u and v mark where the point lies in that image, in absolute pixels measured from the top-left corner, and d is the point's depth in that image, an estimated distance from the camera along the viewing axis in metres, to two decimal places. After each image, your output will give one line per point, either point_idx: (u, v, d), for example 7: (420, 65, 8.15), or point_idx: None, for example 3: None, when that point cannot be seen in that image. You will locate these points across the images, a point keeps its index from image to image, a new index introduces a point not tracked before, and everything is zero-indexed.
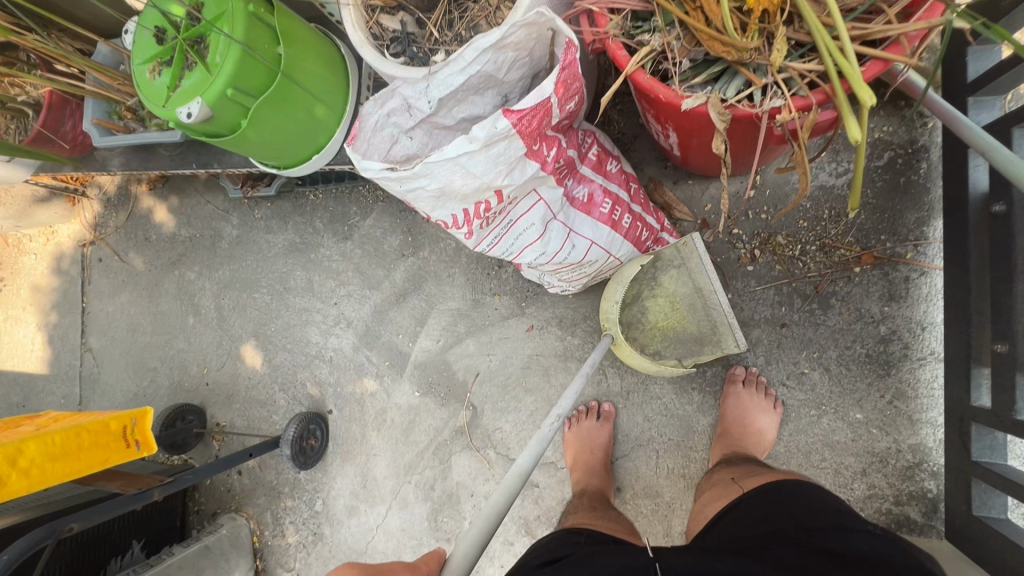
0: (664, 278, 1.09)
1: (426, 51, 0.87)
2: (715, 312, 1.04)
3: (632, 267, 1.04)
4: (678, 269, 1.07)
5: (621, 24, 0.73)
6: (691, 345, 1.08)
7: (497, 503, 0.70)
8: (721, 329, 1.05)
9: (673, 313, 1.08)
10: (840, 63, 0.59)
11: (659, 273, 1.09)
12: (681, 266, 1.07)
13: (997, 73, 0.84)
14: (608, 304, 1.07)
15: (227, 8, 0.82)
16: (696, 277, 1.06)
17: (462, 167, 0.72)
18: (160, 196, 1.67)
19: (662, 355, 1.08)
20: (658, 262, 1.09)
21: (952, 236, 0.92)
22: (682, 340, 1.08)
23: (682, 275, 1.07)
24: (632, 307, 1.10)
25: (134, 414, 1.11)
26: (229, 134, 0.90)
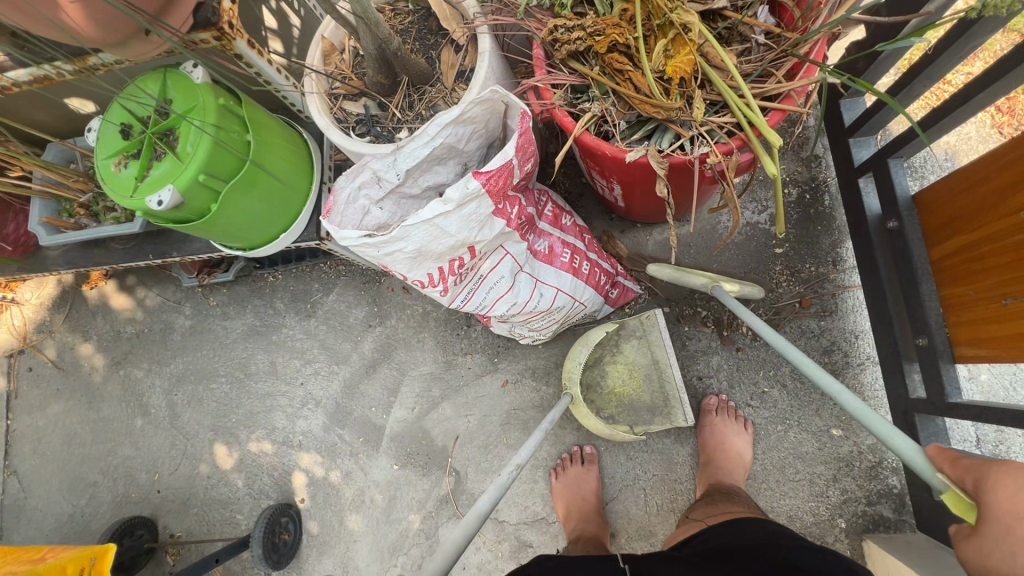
0: (625, 347, 1.18)
1: (391, 129, 0.95)
2: (668, 385, 1.11)
3: (598, 331, 1.12)
4: (639, 340, 1.16)
5: (564, 96, 0.86)
6: (644, 413, 1.14)
7: (484, 508, 0.73)
8: (671, 402, 1.10)
9: (629, 381, 1.16)
10: (747, 114, 0.71)
11: (623, 340, 1.18)
12: (643, 338, 1.16)
13: (866, 119, 1.03)
14: (570, 364, 1.11)
15: (197, 102, 0.87)
16: (654, 349, 1.13)
17: (437, 227, 0.78)
18: (103, 294, 1.60)
19: (616, 420, 1.15)
20: (621, 332, 1.18)
21: (863, 252, 1.07)
22: (636, 408, 1.15)
23: (642, 346, 1.16)
24: (594, 370, 1.19)
25: (94, 553, 1.01)
26: (198, 218, 0.92)
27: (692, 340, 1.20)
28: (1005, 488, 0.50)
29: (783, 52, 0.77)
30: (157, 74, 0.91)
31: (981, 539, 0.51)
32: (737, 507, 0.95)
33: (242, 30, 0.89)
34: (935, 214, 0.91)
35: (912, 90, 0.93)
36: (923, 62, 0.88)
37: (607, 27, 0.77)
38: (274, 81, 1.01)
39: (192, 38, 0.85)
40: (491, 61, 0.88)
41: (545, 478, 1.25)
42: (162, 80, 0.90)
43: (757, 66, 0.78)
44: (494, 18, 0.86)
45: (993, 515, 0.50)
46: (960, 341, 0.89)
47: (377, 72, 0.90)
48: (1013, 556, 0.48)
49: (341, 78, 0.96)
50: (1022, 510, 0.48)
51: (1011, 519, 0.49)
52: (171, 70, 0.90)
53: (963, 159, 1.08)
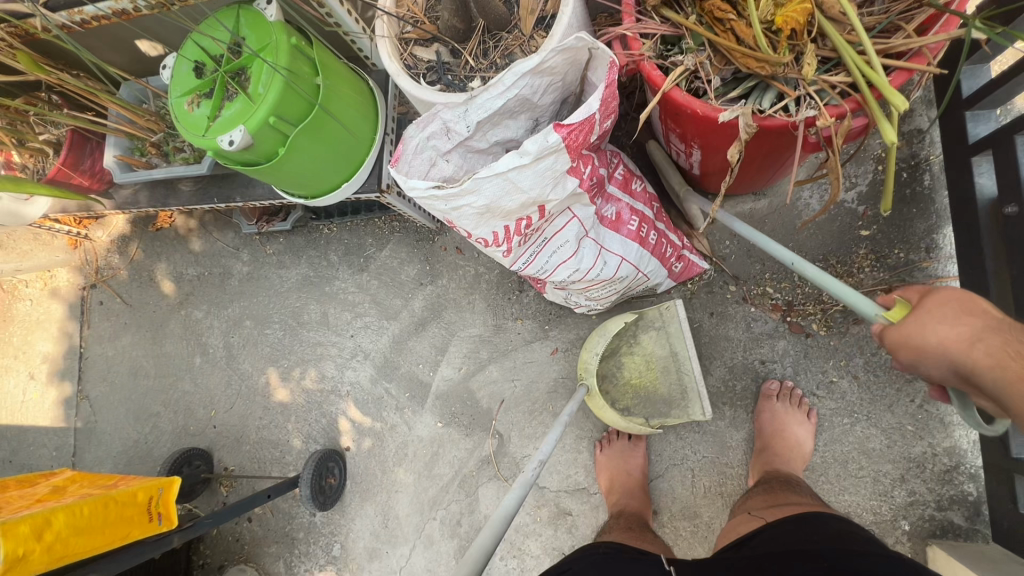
0: (643, 338, 1.15)
1: (462, 78, 0.91)
2: (688, 378, 1.09)
3: (615, 322, 1.07)
4: (658, 331, 1.13)
5: (653, 47, 0.79)
6: (659, 406, 1.12)
7: (508, 508, 0.72)
8: (690, 396, 1.09)
9: (646, 373, 1.14)
10: (869, 74, 0.64)
11: (641, 330, 1.14)
12: (661, 329, 1.13)
13: (991, 89, 0.91)
14: (587, 354, 1.08)
15: (270, 41, 0.85)
16: (674, 341, 1.11)
17: (510, 182, 0.74)
18: (168, 235, 1.66)
19: (631, 412, 1.13)
20: (640, 322, 1.14)
21: (966, 240, 0.97)
22: (652, 401, 1.13)
23: (660, 337, 1.13)
24: (609, 360, 1.16)
25: (161, 483, 1.09)
26: (265, 162, 0.91)
27: (758, 322, 1.14)
28: (934, 293, 0.63)
29: (917, 3, 0.68)
30: (231, 10, 0.89)
31: (908, 319, 0.63)
32: (801, 498, 0.91)
33: None
34: None
35: None
36: None
37: None
38: (344, 23, 0.98)
39: None
40: (575, 6, 0.81)
41: (589, 449, 1.24)
42: (235, 17, 0.89)
43: (882, 19, 0.69)
44: None
45: (917, 307, 0.63)
46: None
47: (452, 15, 0.85)
48: (931, 333, 0.61)
49: (414, 22, 0.91)
50: (951, 305, 0.61)
51: (936, 313, 0.61)
52: (244, 7, 0.88)
53: None
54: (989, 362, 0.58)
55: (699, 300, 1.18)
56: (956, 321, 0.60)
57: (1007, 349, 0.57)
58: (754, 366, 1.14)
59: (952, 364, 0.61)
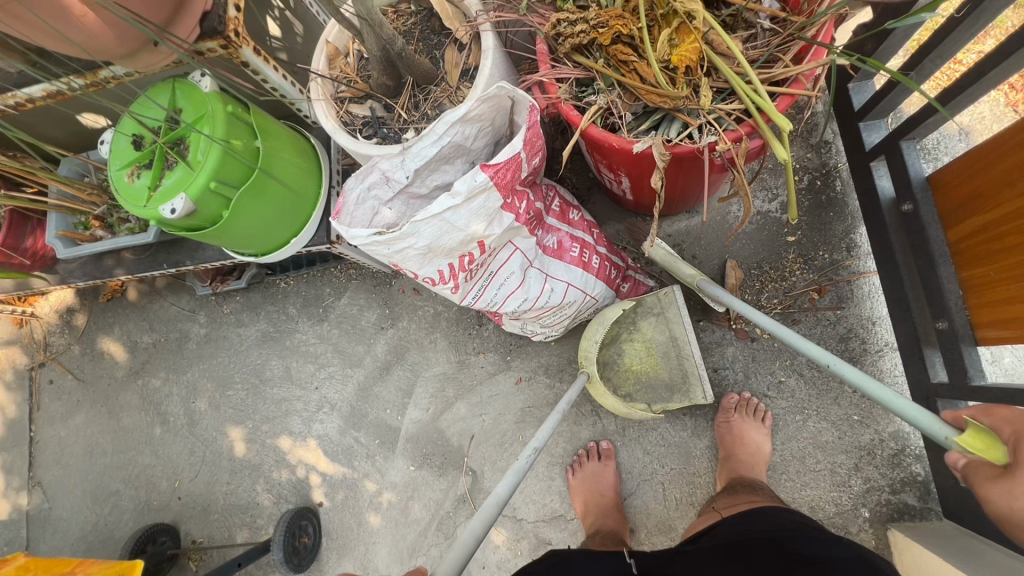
0: (642, 324, 1.15)
1: (397, 130, 0.96)
2: (687, 361, 1.09)
3: (613, 310, 1.06)
4: (657, 317, 1.13)
5: (569, 90, 0.85)
6: (661, 391, 1.12)
7: (503, 493, 0.75)
8: (691, 378, 1.09)
9: (647, 358, 1.14)
10: (755, 100, 0.71)
11: (640, 317, 1.14)
12: (660, 316, 1.13)
13: (876, 102, 1.02)
14: (587, 343, 1.08)
15: (206, 111, 0.88)
16: (672, 325, 1.11)
17: (446, 222, 0.78)
18: (120, 305, 1.63)
19: (633, 398, 1.12)
20: (637, 309, 1.15)
21: (877, 237, 1.05)
22: (655, 387, 1.12)
23: (659, 324, 1.13)
24: (609, 348, 1.16)
25: (123, 569, 1.01)
26: (211, 226, 0.93)
27: (706, 332, 1.19)
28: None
29: (790, 36, 0.76)
30: (166, 84, 0.92)
31: (1014, 485, 0.54)
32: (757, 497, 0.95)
33: (248, 38, 0.90)
34: (950, 194, 0.89)
35: (924, 70, 0.90)
36: (934, 39, 0.86)
37: (610, 19, 0.77)
38: (281, 88, 1.02)
39: (199, 48, 0.86)
40: (495, 58, 0.88)
41: (562, 475, 1.25)
42: (171, 90, 0.92)
43: (764, 51, 0.78)
44: (497, 16, 0.86)
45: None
46: (982, 322, 0.87)
47: (381, 74, 0.91)
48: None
49: (347, 81, 0.96)
50: None
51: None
52: (180, 81, 0.92)
53: (978, 138, 1.06)
54: None
55: None
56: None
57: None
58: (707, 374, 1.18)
59: None
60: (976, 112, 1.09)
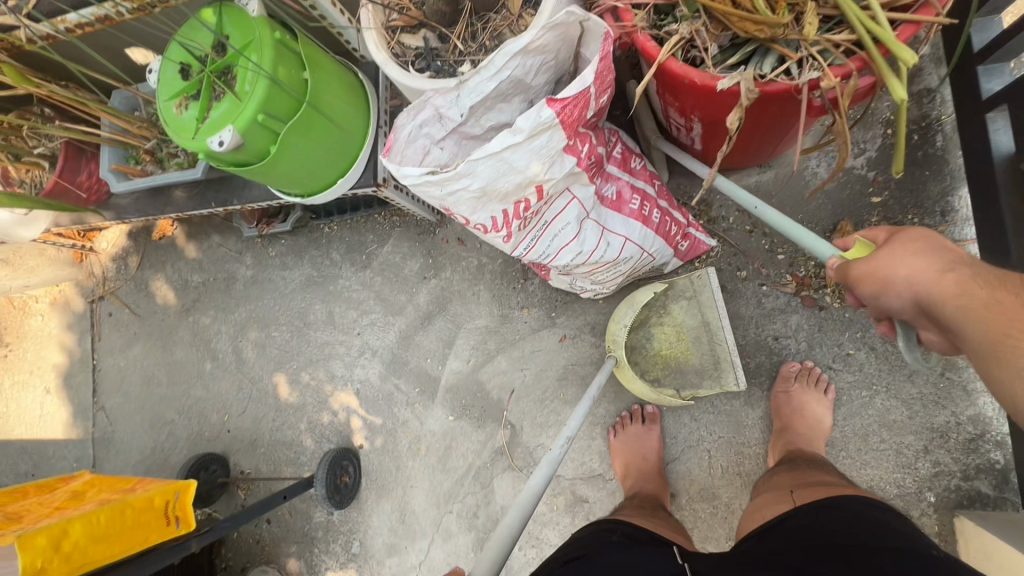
0: (674, 308, 1.14)
1: (452, 63, 0.89)
2: (719, 348, 1.08)
3: (644, 292, 1.06)
4: (689, 301, 1.12)
5: (646, 17, 0.76)
6: (691, 376, 1.11)
7: (537, 486, 0.72)
8: (723, 365, 1.08)
9: (677, 343, 1.13)
10: (874, 30, 0.61)
11: (671, 301, 1.14)
12: (693, 299, 1.12)
13: (1005, 40, 0.87)
14: (615, 326, 1.09)
15: (253, 37, 0.83)
16: (705, 310, 1.10)
17: (505, 163, 0.72)
18: (171, 243, 1.66)
19: (662, 383, 1.12)
20: (671, 292, 1.14)
21: (983, 200, 0.93)
22: (684, 371, 1.12)
23: (692, 307, 1.12)
24: (639, 331, 1.15)
25: (177, 487, 1.10)
26: (258, 161, 0.90)
27: (769, 298, 1.11)
28: (901, 234, 0.62)
29: None
30: (212, 8, 0.88)
31: (876, 251, 0.61)
32: (827, 476, 0.88)
33: None
34: None
35: None
36: None
37: None
38: (330, 16, 0.96)
39: None
40: None
41: (602, 435, 1.22)
42: (217, 14, 0.87)
43: None
44: None
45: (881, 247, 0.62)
46: None
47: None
48: (901, 267, 0.59)
49: (399, 8, 0.89)
50: (919, 242, 0.59)
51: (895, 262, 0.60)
52: (226, 4, 0.86)
53: None
54: (954, 291, 0.55)
55: None
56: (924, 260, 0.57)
57: (977, 280, 0.54)
58: (766, 342, 1.11)
59: (913, 296, 0.58)
60: None
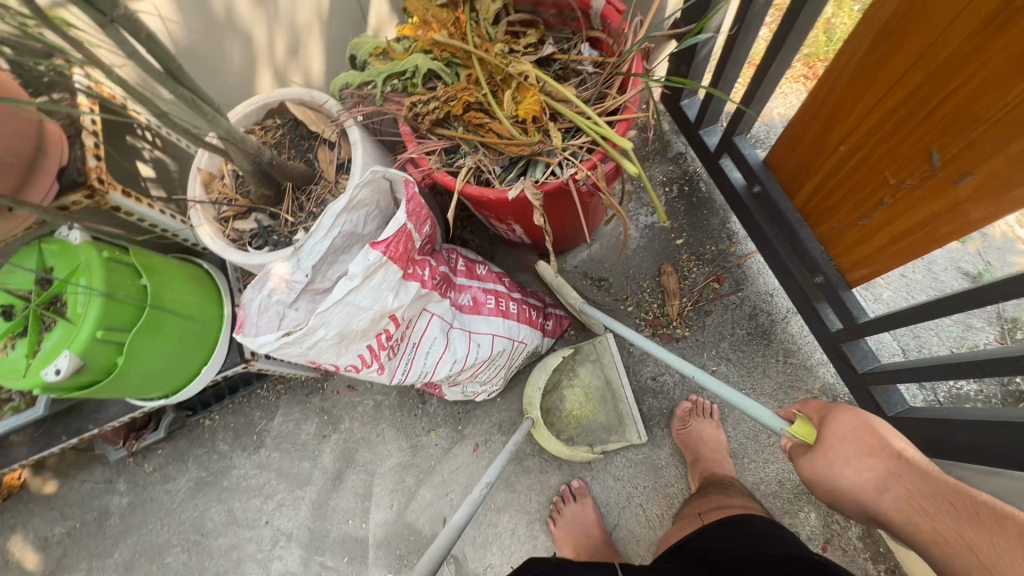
0: (581, 370, 1.21)
1: (288, 234, 0.98)
2: (623, 405, 1.18)
3: (554, 356, 1.16)
4: (593, 363, 1.21)
5: (439, 159, 0.92)
6: (600, 433, 1.18)
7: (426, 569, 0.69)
8: (626, 420, 1.18)
9: (586, 403, 1.20)
10: (598, 131, 0.81)
11: (579, 363, 1.21)
12: (597, 361, 1.21)
13: (704, 112, 1.18)
14: (531, 390, 1.16)
15: (80, 262, 0.85)
16: (607, 370, 1.20)
17: (352, 305, 0.79)
18: (19, 501, 1.43)
19: (575, 441, 1.18)
20: (576, 355, 1.22)
21: (746, 220, 1.18)
22: (593, 428, 1.19)
23: (595, 368, 1.21)
24: (552, 394, 1.20)
25: None
26: (105, 377, 0.87)
27: (635, 345, 1.24)
28: (836, 419, 0.69)
29: (611, 74, 0.89)
30: (31, 246, 0.89)
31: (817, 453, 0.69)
32: (734, 501, 0.96)
33: (114, 182, 0.90)
34: (786, 169, 1.03)
35: (727, 79, 1.07)
36: (725, 52, 1.03)
37: (457, 92, 0.86)
38: (161, 223, 1.02)
39: (62, 203, 0.84)
40: (365, 148, 0.94)
41: (544, 529, 1.20)
42: (38, 250, 0.88)
43: (593, 91, 0.90)
44: (358, 111, 0.93)
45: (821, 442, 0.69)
46: (847, 268, 0.99)
47: (259, 186, 0.93)
48: (841, 477, 0.66)
49: (227, 201, 0.98)
50: (857, 439, 0.66)
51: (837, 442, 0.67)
52: (47, 239, 0.89)
53: None
54: (896, 510, 0.62)
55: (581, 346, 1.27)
56: (855, 451, 0.66)
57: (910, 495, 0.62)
58: (647, 384, 1.22)
59: (866, 511, 0.65)
60: (786, 102, 1.29)
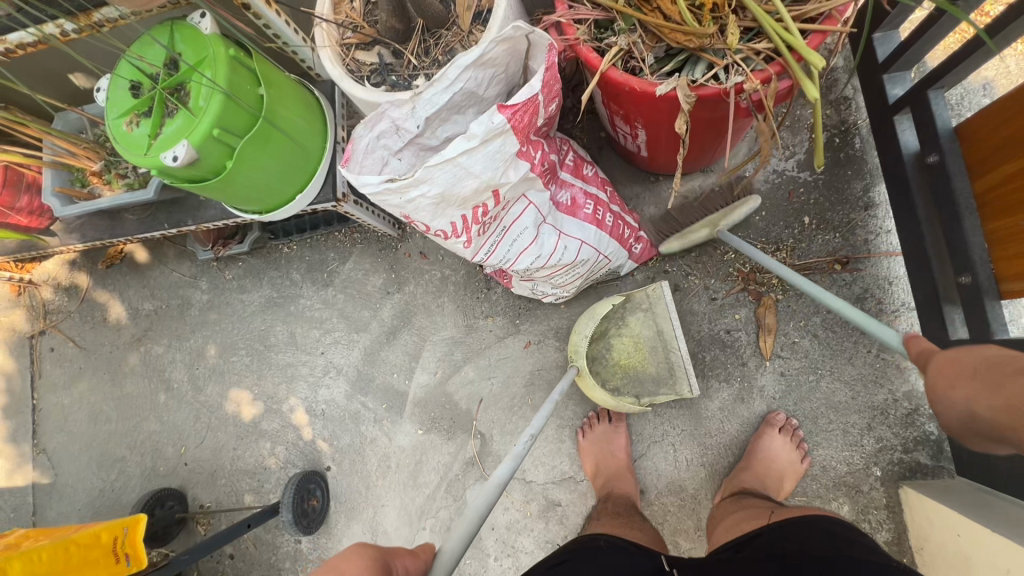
0: (631, 319, 1.17)
1: (407, 77, 0.92)
2: (674, 357, 1.12)
3: (603, 305, 1.10)
4: (645, 313, 1.16)
5: (587, 31, 0.81)
6: (648, 385, 1.15)
7: (479, 507, 0.71)
8: (677, 372, 1.12)
9: (635, 353, 1.16)
10: (788, 37, 0.67)
11: (629, 312, 1.17)
12: (648, 311, 1.16)
13: (902, 52, 0.98)
14: (576, 337, 1.11)
15: (207, 54, 0.84)
16: (660, 321, 1.14)
17: (462, 167, 0.76)
18: (119, 272, 1.60)
19: (621, 392, 1.15)
20: (628, 304, 1.17)
21: (898, 192, 1.03)
22: (642, 380, 1.15)
23: (647, 319, 1.16)
24: (599, 342, 1.18)
25: (127, 523, 1.05)
26: (214, 177, 0.89)
27: (719, 293, 1.17)
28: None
29: None
30: (164, 26, 0.88)
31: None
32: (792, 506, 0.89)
33: None
34: (981, 143, 0.86)
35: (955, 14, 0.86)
36: None
37: None
38: (284, 35, 0.98)
39: None
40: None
41: (571, 438, 1.24)
42: (169, 32, 0.87)
43: None
44: None
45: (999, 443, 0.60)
46: (1007, 275, 0.85)
47: (390, 16, 0.87)
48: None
49: (353, 27, 0.92)
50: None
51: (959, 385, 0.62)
52: (179, 22, 0.87)
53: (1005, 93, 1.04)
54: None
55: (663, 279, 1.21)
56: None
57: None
58: (719, 335, 1.16)
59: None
60: (1002, 65, 1.06)
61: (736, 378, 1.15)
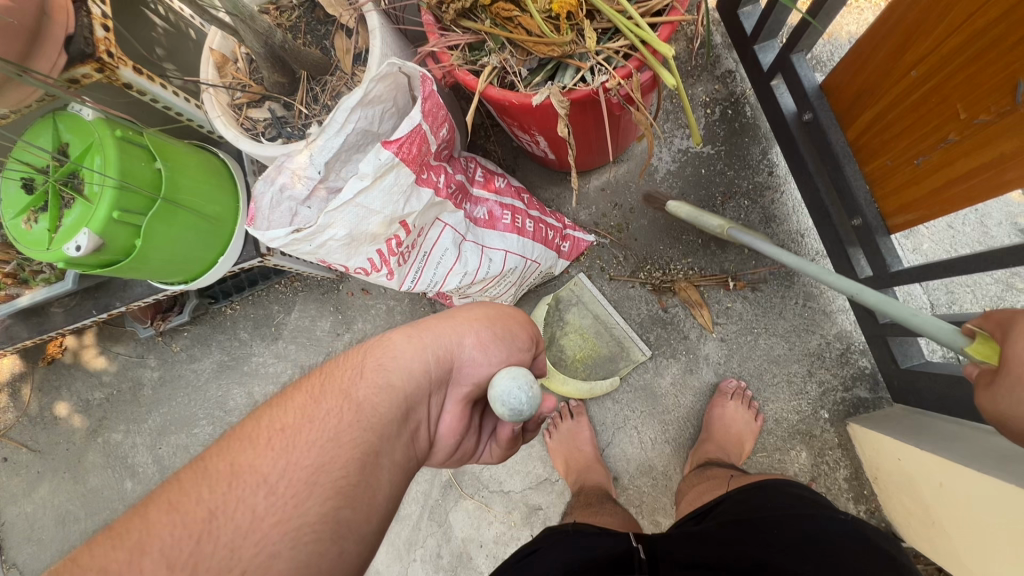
0: (568, 317, 1.23)
1: (301, 127, 0.95)
2: (617, 330, 1.20)
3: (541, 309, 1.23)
4: (578, 306, 1.23)
5: (462, 56, 0.85)
6: (606, 363, 1.21)
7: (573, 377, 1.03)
8: (626, 343, 1.20)
9: (585, 343, 1.22)
10: (638, 34, 0.72)
11: (564, 311, 1.23)
12: (579, 303, 1.23)
13: (763, 23, 1.04)
14: None
15: (94, 140, 0.84)
16: (593, 307, 1.22)
17: (362, 206, 0.78)
18: (63, 366, 1.55)
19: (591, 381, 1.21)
20: (560, 305, 1.24)
21: (789, 150, 1.09)
22: (599, 363, 1.21)
23: (582, 310, 1.23)
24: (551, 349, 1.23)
25: None
26: (125, 258, 0.89)
27: (651, 274, 1.21)
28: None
29: None
30: (47, 120, 0.88)
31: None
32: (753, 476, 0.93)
33: (124, 57, 0.86)
34: (843, 94, 0.92)
35: None
36: None
37: None
38: (175, 106, 0.99)
39: (71, 75, 0.82)
40: (383, 38, 0.87)
41: (541, 440, 1.26)
42: (53, 125, 0.87)
43: None
44: None
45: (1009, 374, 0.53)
46: (891, 212, 0.91)
47: (271, 72, 0.89)
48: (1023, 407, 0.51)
49: (241, 87, 0.94)
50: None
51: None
52: (61, 113, 0.87)
53: None
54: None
55: (597, 270, 1.24)
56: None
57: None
58: (658, 314, 1.20)
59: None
60: (859, 19, 1.14)
61: (682, 352, 1.20)
